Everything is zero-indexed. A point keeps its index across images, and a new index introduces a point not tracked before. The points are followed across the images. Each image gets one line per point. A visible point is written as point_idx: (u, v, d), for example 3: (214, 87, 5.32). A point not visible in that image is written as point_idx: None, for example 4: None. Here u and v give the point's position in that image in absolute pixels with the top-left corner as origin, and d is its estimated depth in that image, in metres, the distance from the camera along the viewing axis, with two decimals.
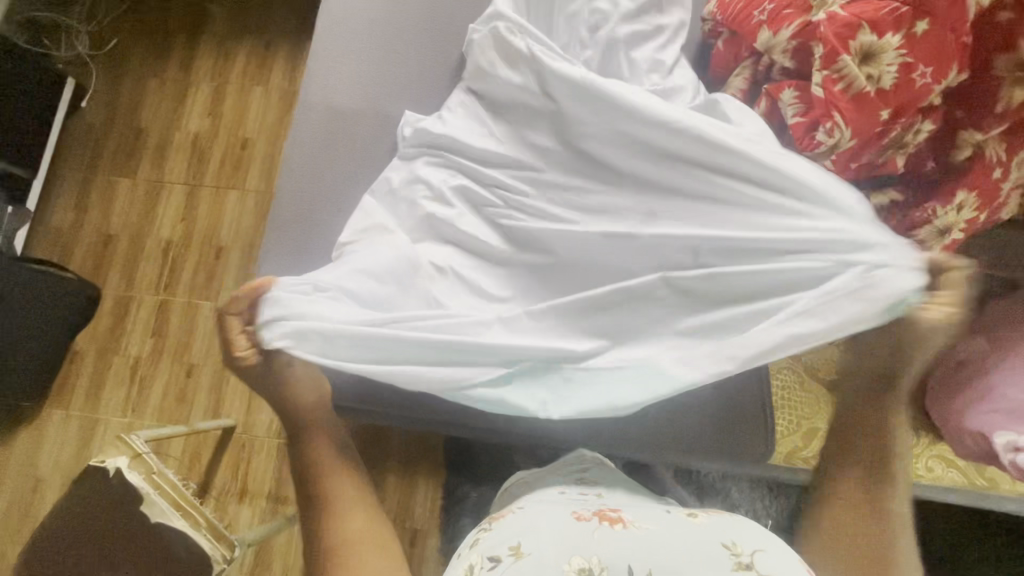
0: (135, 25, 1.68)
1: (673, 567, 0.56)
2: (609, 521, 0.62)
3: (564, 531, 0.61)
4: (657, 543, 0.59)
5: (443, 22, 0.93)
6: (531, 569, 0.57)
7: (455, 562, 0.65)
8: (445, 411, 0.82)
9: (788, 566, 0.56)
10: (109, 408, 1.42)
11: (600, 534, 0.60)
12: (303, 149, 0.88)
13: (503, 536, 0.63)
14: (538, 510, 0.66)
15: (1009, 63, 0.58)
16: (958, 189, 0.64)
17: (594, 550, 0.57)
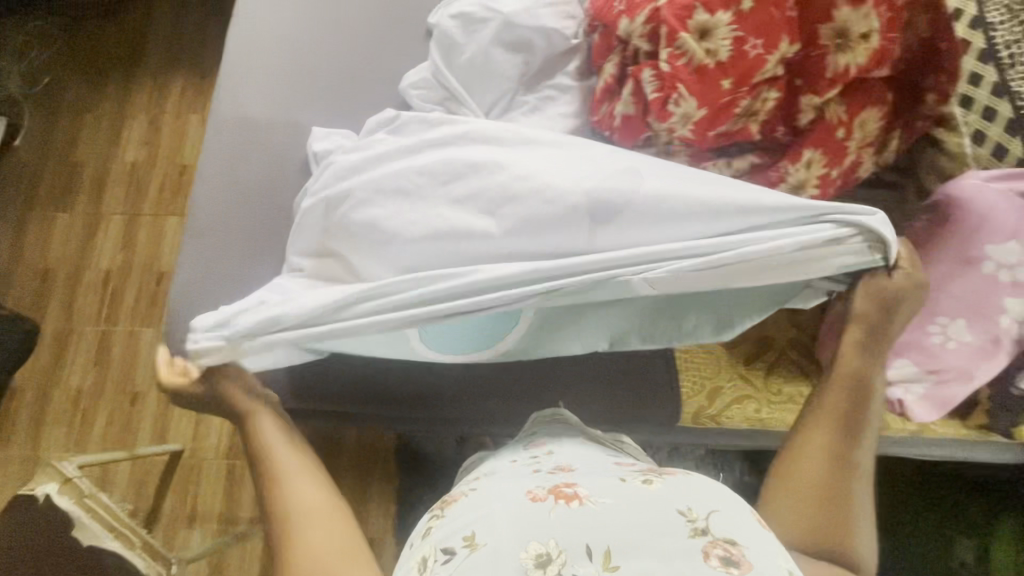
0: (68, 62, 1.69)
1: (633, 540, 0.50)
2: (564, 498, 0.54)
3: (518, 514, 0.54)
4: (615, 518, 0.52)
5: (349, 34, 0.97)
6: (486, 562, 0.50)
7: (407, 557, 0.59)
8: (365, 400, 0.84)
9: (744, 523, 0.54)
10: (51, 444, 1.39)
11: (558, 515, 0.53)
12: (214, 158, 0.90)
13: (452, 525, 0.56)
14: (491, 487, 0.59)
15: (830, 31, 0.66)
16: (805, 148, 0.70)
17: (550, 531, 0.51)
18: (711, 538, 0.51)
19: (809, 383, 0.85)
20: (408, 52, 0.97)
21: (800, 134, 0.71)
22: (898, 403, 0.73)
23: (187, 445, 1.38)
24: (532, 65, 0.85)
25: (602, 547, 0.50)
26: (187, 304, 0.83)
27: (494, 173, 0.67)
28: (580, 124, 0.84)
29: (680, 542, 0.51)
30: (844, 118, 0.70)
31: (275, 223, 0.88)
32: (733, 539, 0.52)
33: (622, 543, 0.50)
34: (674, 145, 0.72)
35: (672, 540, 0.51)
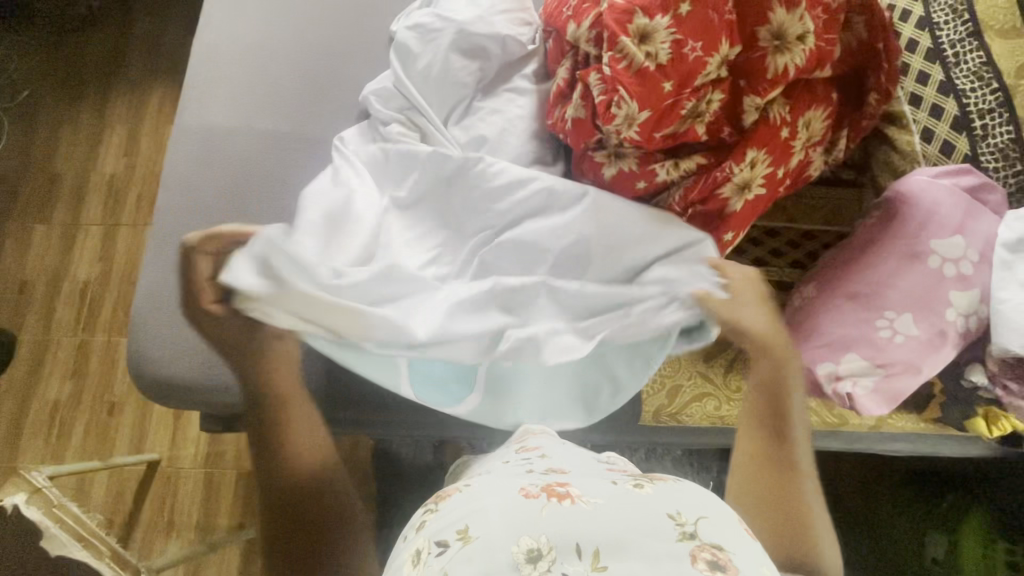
0: (47, 76, 1.70)
1: (621, 540, 0.51)
2: (557, 497, 0.56)
3: (509, 512, 0.54)
4: (606, 517, 0.53)
5: (312, 42, 0.98)
6: (479, 554, 0.51)
7: (396, 550, 0.59)
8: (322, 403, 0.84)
9: (730, 530, 0.55)
10: (28, 456, 1.39)
11: (549, 513, 0.54)
12: (178, 169, 0.91)
13: (447, 518, 0.57)
14: (486, 484, 0.61)
15: (767, 33, 0.67)
16: (749, 148, 0.71)
17: (540, 529, 0.52)
18: (698, 541, 0.52)
19: None
20: (370, 60, 0.98)
21: (745, 134, 0.72)
22: (848, 397, 0.73)
23: (164, 454, 1.38)
24: (489, 70, 0.87)
25: (592, 547, 0.50)
26: (151, 311, 0.84)
27: (471, 208, 0.77)
28: (536, 127, 0.85)
29: (668, 545, 0.51)
30: (788, 118, 0.72)
31: (235, 229, 0.88)
32: (720, 545, 0.52)
33: (611, 542, 0.51)
34: (624, 147, 0.74)
35: (658, 543, 0.51)
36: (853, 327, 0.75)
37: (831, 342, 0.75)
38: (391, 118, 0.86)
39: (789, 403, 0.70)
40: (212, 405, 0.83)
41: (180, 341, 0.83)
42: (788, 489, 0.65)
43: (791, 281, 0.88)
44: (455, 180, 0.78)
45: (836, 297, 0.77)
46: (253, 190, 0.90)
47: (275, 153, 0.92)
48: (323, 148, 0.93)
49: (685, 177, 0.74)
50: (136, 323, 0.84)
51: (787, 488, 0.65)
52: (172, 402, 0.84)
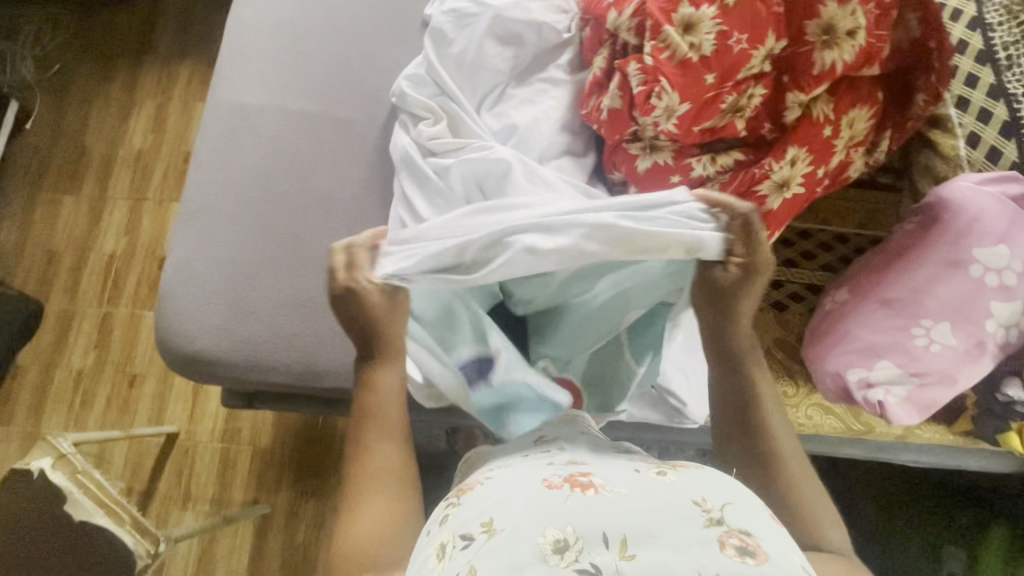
0: (80, 50, 1.72)
1: (648, 530, 0.51)
2: (580, 486, 0.56)
3: (531, 503, 0.54)
4: (632, 507, 0.53)
5: (345, 23, 0.98)
6: (506, 545, 0.50)
7: (418, 542, 0.59)
8: (328, 390, 0.83)
9: (758, 518, 0.53)
10: (52, 422, 1.42)
11: (573, 502, 0.54)
12: (210, 144, 0.91)
13: (470, 510, 0.56)
14: (507, 476, 0.60)
15: (816, 27, 0.65)
16: (790, 145, 0.70)
17: (568, 518, 0.52)
18: (727, 528, 0.51)
19: (794, 384, 0.83)
20: (402, 42, 0.97)
21: (786, 131, 0.70)
22: (879, 405, 0.71)
23: (182, 427, 1.41)
24: (523, 56, 0.85)
25: (620, 536, 0.50)
26: (180, 287, 0.85)
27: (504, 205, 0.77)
28: (567, 118, 0.84)
29: (696, 533, 0.50)
30: (831, 117, 0.70)
31: (262, 208, 0.88)
32: (748, 531, 0.51)
33: (641, 532, 0.50)
34: (659, 140, 0.73)
35: (686, 534, 0.51)
36: (885, 334, 0.73)
37: (862, 348, 0.73)
38: (424, 104, 0.84)
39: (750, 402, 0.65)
40: (237, 381, 0.84)
41: (208, 317, 0.84)
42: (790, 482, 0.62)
43: (820, 285, 0.87)
44: (492, 179, 0.78)
45: (869, 302, 0.75)
46: (283, 170, 0.90)
47: (305, 134, 0.92)
48: (353, 130, 0.92)
49: (721, 172, 0.72)
50: (164, 298, 0.85)
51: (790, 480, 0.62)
52: (193, 374, 0.85)
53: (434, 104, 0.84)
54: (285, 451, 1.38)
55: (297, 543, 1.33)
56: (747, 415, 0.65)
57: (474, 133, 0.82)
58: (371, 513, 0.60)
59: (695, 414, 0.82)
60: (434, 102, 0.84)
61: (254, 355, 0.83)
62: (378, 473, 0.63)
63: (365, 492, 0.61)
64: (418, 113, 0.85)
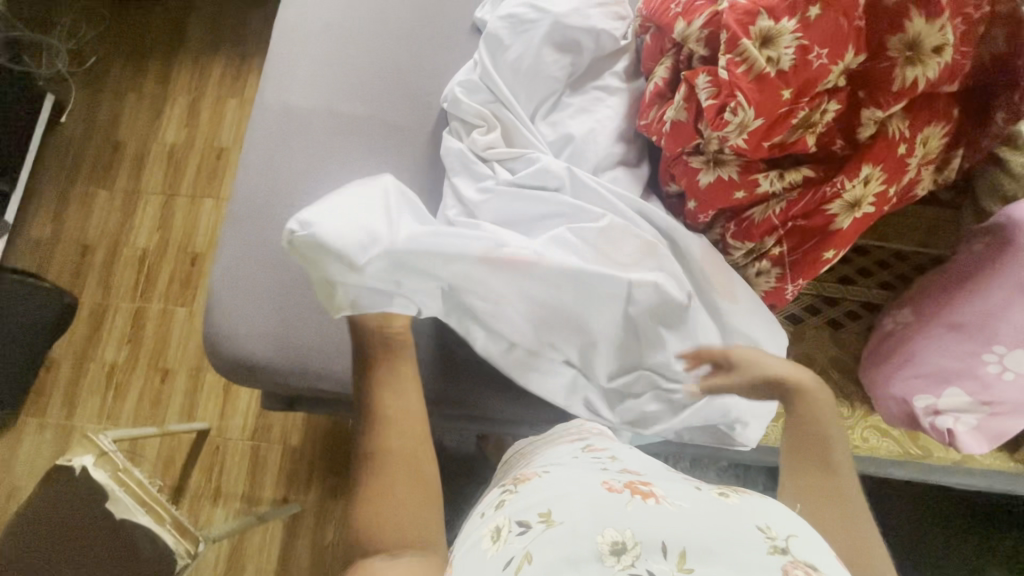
0: (114, 43, 1.72)
1: (706, 546, 0.47)
2: (640, 493, 0.53)
3: (591, 502, 0.52)
4: (692, 520, 0.50)
5: (394, 26, 0.96)
6: (564, 539, 0.49)
7: (472, 524, 0.58)
8: None
9: (822, 553, 0.50)
10: (85, 415, 1.43)
11: (633, 508, 0.51)
12: (258, 146, 0.90)
13: (528, 501, 0.55)
14: (565, 473, 0.58)
15: (899, 42, 0.63)
16: (864, 163, 0.67)
17: (627, 522, 0.49)
18: (792, 558, 0.47)
19: (850, 406, 0.82)
20: (452, 46, 0.96)
21: (859, 149, 0.68)
22: (947, 433, 0.71)
23: (214, 424, 1.41)
24: (579, 64, 0.84)
25: (678, 547, 0.47)
26: (228, 289, 0.84)
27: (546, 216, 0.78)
28: (624, 128, 0.82)
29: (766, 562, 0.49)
30: (907, 134, 0.68)
31: None
32: (813, 565, 0.47)
33: (702, 543, 0.48)
34: (725, 154, 0.71)
35: (750, 552, 0.48)
36: (953, 359, 0.71)
37: (930, 373, 0.72)
38: (477, 111, 0.83)
39: (828, 438, 0.64)
40: (282, 385, 0.84)
41: (257, 321, 0.83)
42: (848, 528, 0.58)
43: (878, 304, 0.85)
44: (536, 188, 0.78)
45: (936, 326, 0.73)
46: (331, 174, 0.89)
47: (353, 137, 0.91)
48: (402, 135, 0.91)
49: (788, 189, 0.70)
50: (213, 301, 0.85)
51: (849, 526, 0.58)
52: (239, 377, 0.84)
53: (489, 111, 0.83)
54: (315, 450, 1.39)
55: (326, 542, 1.33)
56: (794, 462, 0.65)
57: (529, 141, 0.81)
58: (398, 489, 0.59)
59: (748, 437, 0.78)
60: (487, 108, 0.83)
61: (302, 360, 0.83)
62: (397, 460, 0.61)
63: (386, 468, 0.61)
64: (473, 118, 0.84)
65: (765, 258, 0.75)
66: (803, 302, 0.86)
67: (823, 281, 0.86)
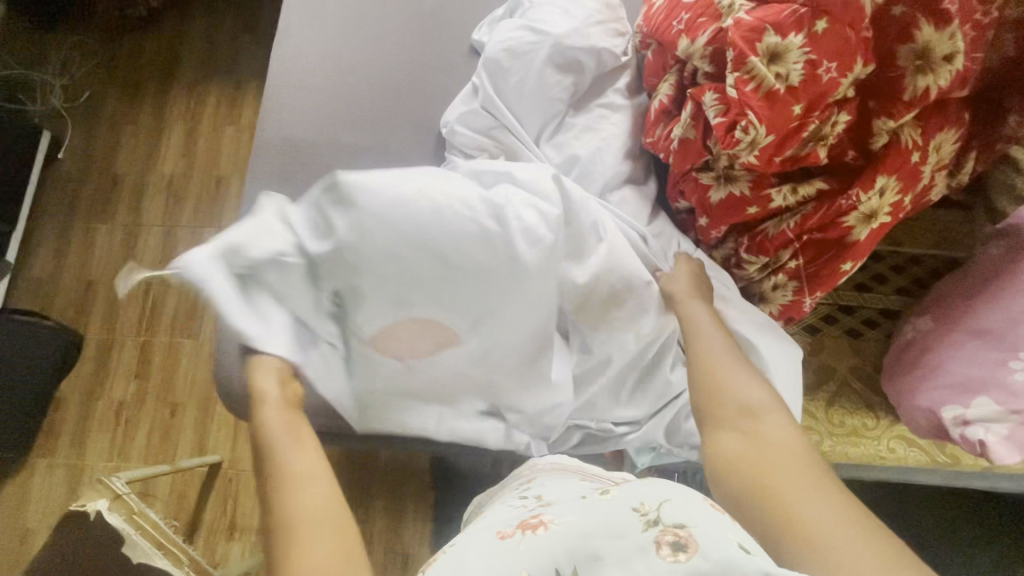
0: (108, 76, 1.72)
1: (592, 551, 0.45)
2: (530, 527, 0.51)
3: (486, 559, 0.49)
4: (575, 531, 0.47)
5: (391, 52, 0.96)
6: None
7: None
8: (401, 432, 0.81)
9: (699, 511, 0.46)
10: (95, 453, 1.42)
11: (525, 548, 0.49)
12: (261, 181, 0.89)
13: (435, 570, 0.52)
14: (470, 537, 0.55)
15: (908, 52, 0.62)
16: (879, 174, 0.66)
17: (519, 564, 0.47)
18: (661, 526, 0.45)
19: (875, 416, 0.84)
20: (450, 69, 0.95)
21: (873, 159, 0.67)
22: (979, 444, 0.68)
23: (225, 456, 1.40)
24: (580, 83, 0.83)
25: (569, 567, 0.45)
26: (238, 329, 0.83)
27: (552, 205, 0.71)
28: (630, 146, 0.81)
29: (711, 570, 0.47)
30: (920, 142, 0.67)
31: None
32: (682, 523, 0.45)
33: (586, 552, 0.45)
34: (735, 170, 0.69)
35: (626, 543, 0.45)
36: (980, 368, 0.71)
37: (956, 383, 0.71)
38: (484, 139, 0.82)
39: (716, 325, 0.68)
40: None
41: None
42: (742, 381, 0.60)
43: (896, 310, 0.85)
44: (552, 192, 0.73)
45: (961, 334, 0.73)
46: None
47: (355, 167, 0.90)
48: (405, 162, 0.90)
49: (802, 203, 0.69)
50: (222, 342, 0.83)
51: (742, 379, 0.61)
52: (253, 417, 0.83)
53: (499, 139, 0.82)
54: None
55: None
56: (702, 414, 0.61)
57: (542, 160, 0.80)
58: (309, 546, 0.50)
59: None
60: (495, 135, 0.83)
61: None
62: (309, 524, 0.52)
63: (305, 539, 0.51)
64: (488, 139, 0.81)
65: (780, 272, 0.73)
66: (820, 312, 0.87)
67: (840, 290, 0.86)
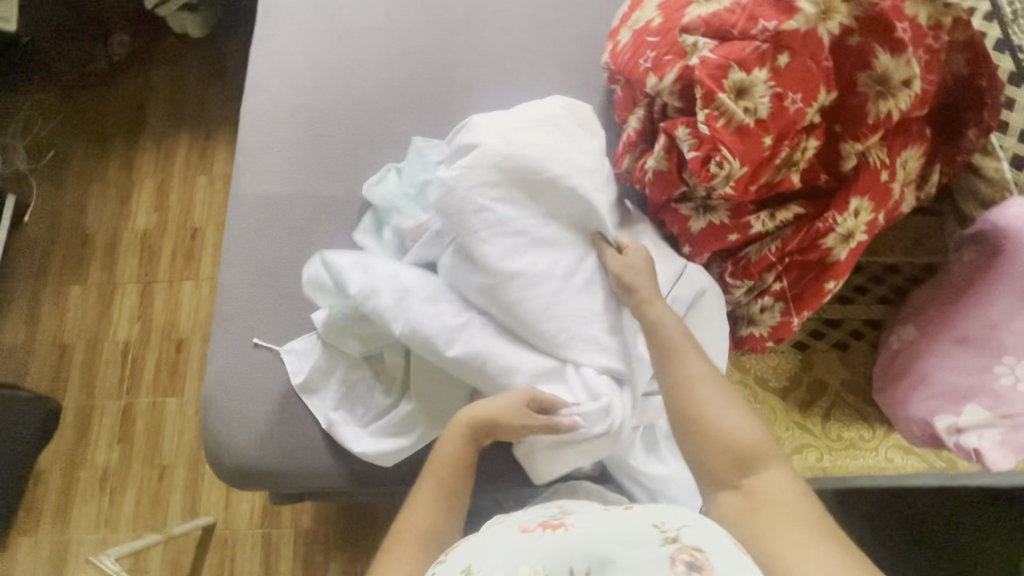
0: (72, 134, 1.69)
1: (608, 555, 0.50)
2: (551, 526, 0.55)
3: (509, 543, 0.54)
4: (593, 536, 0.52)
5: (363, 100, 0.96)
6: None
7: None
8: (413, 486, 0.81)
9: (716, 539, 0.52)
10: (81, 526, 1.36)
11: (544, 542, 0.53)
12: (240, 241, 0.88)
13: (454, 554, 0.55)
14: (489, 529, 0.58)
15: (868, 79, 0.64)
16: (852, 195, 0.68)
17: (535, 556, 0.51)
18: (678, 544, 0.50)
19: (870, 428, 0.86)
20: (423, 113, 0.95)
21: (845, 180, 0.69)
22: (975, 451, 0.71)
23: (219, 516, 1.35)
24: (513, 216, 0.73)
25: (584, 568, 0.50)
26: (227, 395, 0.81)
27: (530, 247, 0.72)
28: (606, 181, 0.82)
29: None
30: (887, 161, 0.69)
31: (300, 303, 0.85)
32: (700, 546, 0.50)
33: (598, 558, 0.50)
34: (713, 200, 0.70)
35: (641, 554, 0.50)
36: (968, 376, 0.73)
37: (946, 392, 0.74)
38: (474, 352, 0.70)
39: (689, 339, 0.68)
40: (299, 489, 0.81)
41: (260, 425, 0.80)
42: (727, 423, 0.64)
43: (880, 319, 0.87)
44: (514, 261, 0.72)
45: (943, 341, 0.76)
46: None
47: (335, 221, 0.89)
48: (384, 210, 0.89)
49: (781, 227, 0.70)
50: (211, 409, 0.81)
51: (724, 418, 0.64)
52: (250, 485, 0.81)
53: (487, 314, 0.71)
54: (328, 530, 1.33)
55: None
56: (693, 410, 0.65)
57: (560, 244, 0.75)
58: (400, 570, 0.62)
59: None
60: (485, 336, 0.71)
61: (314, 457, 0.79)
62: (441, 466, 0.68)
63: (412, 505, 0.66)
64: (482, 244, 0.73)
65: (766, 294, 0.74)
66: (806, 327, 0.89)
67: (825, 305, 0.88)
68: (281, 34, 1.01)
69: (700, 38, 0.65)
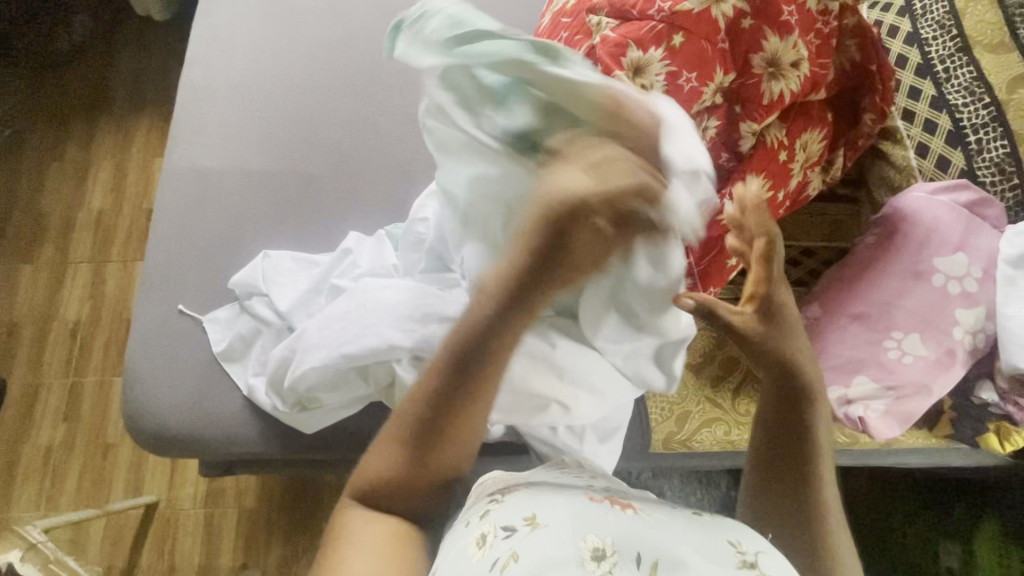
0: (31, 112, 1.68)
1: (680, 558, 0.52)
2: (620, 505, 0.58)
3: (576, 509, 0.57)
4: (666, 532, 0.55)
5: (301, 78, 0.97)
6: (548, 540, 0.53)
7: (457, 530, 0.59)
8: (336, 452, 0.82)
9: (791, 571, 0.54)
10: (22, 504, 1.35)
11: (614, 518, 0.56)
12: (171, 212, 0.89)
13: (512, 505, 0.58)
14: (551, 489, 0.61)
15: (761, 60, 0.67)
16: (748, 173, 0.70)
17: (607, 530, 0.54)
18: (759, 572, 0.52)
19: None
20: (358, 91, 0.96)
21: (742, 160, 0.71)
22: (859, 420, 0.74)
23: (163, 495, 1.35)
24: None
25: (652, 559, 0.53)
26: (149, 360, 0.82)
27: None
28: None
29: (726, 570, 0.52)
30: (785, 141, 0.72)
31: (228, 275, 0.86)
32: None
33: (672, 557, 0.52)
34: None
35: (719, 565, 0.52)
36: (861, 349, 0.75)
37: (839, 365, 0.75)
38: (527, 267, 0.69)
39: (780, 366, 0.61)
40: (218, 455, 0.81)
41: (178, 389, 0.81)
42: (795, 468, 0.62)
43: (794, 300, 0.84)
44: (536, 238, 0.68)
45: (841, 318, 0.77)
46: (250, 233, 0.88)
47: (266, 194, 0.90)
48: (317, 186, 0.91)
49: None
50: (132, 375, 0.82)
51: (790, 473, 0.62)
52: (169, 451, 0.82)
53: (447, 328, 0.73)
54: (271, 510, 1.33)
55: None
56: (796, 437, 0.60)
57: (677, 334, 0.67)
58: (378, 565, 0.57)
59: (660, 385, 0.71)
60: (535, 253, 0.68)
61: (233, 423, 0.80)
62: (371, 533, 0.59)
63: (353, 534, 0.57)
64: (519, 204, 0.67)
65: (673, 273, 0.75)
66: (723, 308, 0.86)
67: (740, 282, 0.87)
68: (224, 13, 1.02)
69: (603, 18, 0.68)
